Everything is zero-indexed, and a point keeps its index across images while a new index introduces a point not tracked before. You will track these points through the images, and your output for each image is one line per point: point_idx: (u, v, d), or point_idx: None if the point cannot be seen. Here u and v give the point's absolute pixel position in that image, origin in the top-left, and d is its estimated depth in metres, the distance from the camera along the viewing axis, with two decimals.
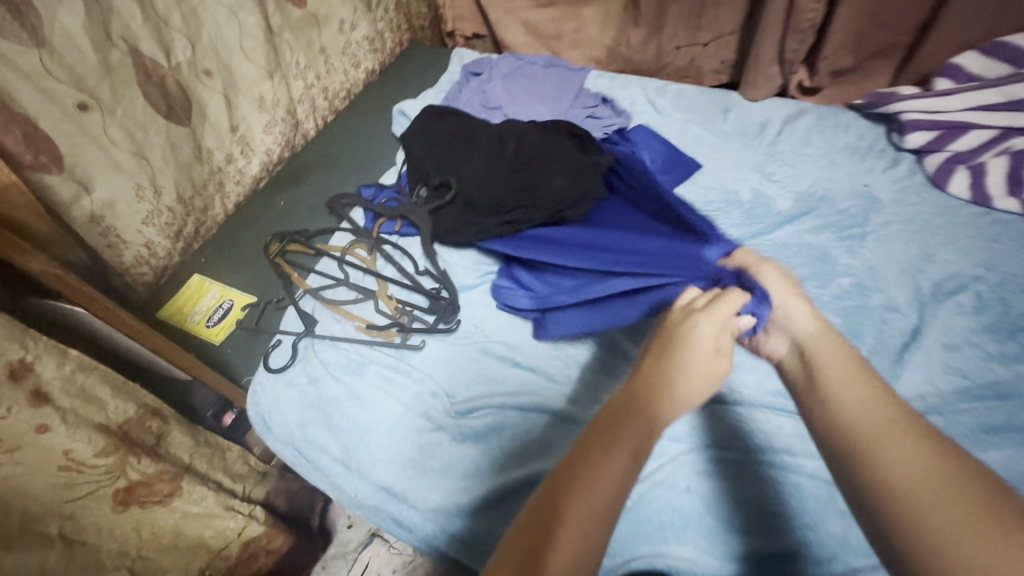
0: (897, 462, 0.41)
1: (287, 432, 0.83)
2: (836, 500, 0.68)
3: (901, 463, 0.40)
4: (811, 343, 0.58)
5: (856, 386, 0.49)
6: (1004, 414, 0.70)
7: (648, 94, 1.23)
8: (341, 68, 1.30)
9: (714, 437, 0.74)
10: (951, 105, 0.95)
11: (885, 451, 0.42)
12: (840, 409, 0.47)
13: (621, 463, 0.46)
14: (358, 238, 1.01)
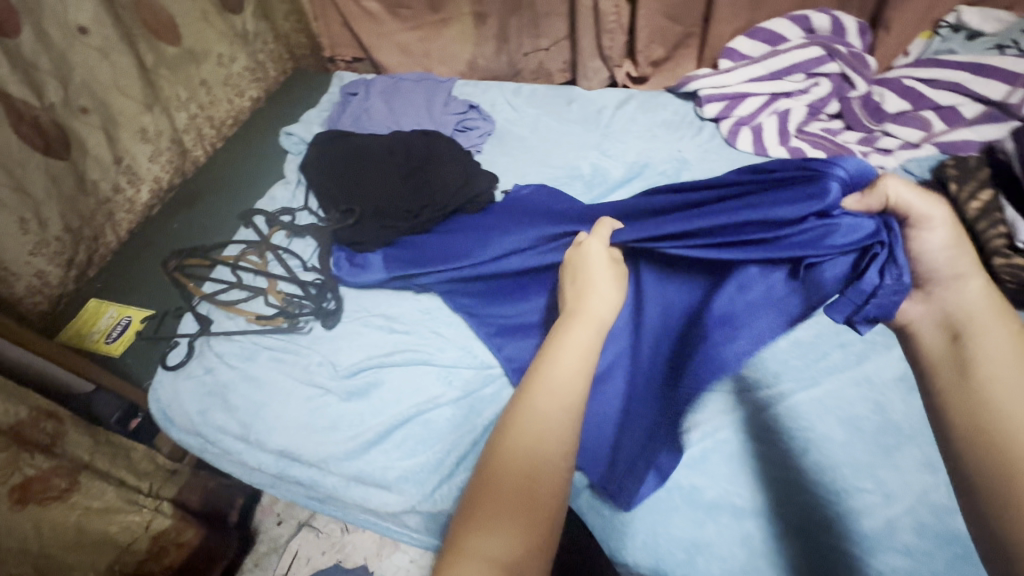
0: None
1: (187, 419, 0.90)
2: (891, 482, 0.69)
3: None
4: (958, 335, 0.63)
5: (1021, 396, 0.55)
6: None
7: (506, 96, 1.39)
8: (225, 97, 1.39)
9: (751, 432, 0.75)
10: (734, 80, 1.17)
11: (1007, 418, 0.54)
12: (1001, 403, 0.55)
13: (568, 369, 0.57)
14: (251, 246, 1.10)
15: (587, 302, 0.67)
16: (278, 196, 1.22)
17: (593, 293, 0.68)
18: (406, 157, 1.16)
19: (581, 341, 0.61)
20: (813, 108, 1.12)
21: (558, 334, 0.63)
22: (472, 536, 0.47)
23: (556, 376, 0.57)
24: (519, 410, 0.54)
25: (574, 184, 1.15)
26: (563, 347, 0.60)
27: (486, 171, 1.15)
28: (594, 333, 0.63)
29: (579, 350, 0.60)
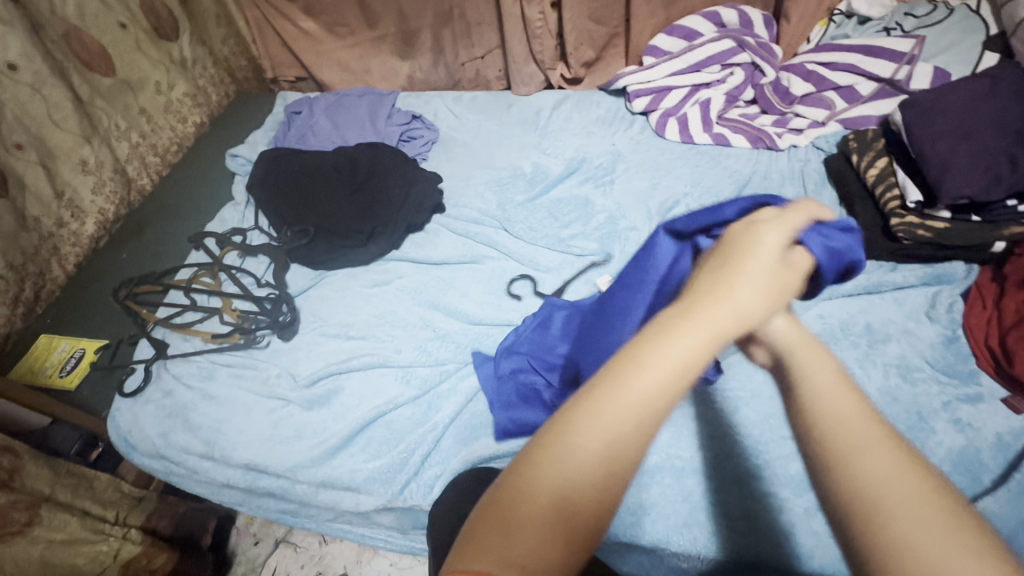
0: (871, 470, 0.33)
1: (149, 443, 0.91)
2: None
3: (909, 508, 0.31)
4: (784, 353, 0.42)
5: (875, 451, 0.34)
6: None
7: (448, 104, 1.44)
8: (167, 124, 1.39)
9: (712, 426, 0.78)
10: (657, 74, 1.24)
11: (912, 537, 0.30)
12: (866, 465, 0.33)
13: (659, 382, 0.34)
14: (202, 268, 1.11)
15: (667, 344, 0.36)
16: (229, 217, 1.23)
17: (730, 291, 0.40)
18: (351, 171, 1.20)
19: (681, 352, 0.36)
20: (731, 96, 1.20)
21: (659, 328, 0.37)
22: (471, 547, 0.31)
23: (626, 404, 0.34)
24: (569, 417, 0.34)
25: (517, 184, 1.20)
26: (659, 353, 0.35)
27: (431, 177, 1.19)
28: (705, 346, 0.37)
29: (677, 369, 0.35)
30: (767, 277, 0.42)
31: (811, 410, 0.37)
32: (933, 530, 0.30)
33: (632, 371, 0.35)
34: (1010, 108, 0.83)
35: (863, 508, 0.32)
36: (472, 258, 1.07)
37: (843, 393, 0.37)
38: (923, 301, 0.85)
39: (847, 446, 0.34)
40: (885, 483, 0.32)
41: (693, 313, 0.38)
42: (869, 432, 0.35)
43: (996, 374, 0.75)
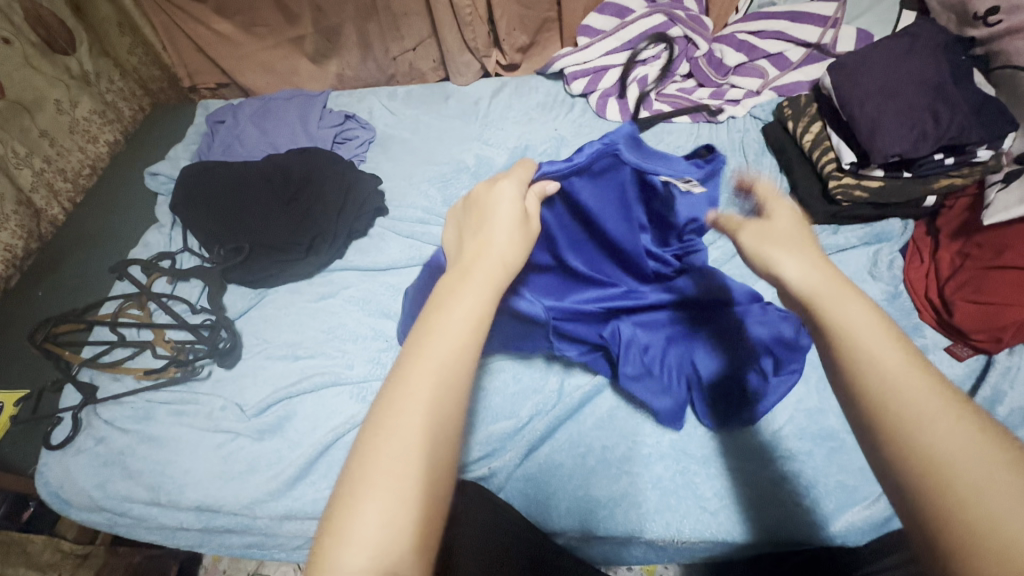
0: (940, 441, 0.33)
1: (85, 497, 0.83)
2: (818, 445, 0.74)
3: (981, 468, 0.31)
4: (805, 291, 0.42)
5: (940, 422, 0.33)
6: None
7: (382, 101, 1.38)
8: (75, 146, 1.25)
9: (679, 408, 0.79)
10: (592, 55, 1.22)
11: (978, 494, 0.30)
12: (918, 419, 0.34)
13: (455, 329, 0.41)
14: (128, 299, 1.02)
15: (451, 303, 0.43)
16: (155, 242, 1.14)
17: (490, 243, 0.49)
18: (284, 179, 1.13)
19: (470, 305, 0.43)
20: (667, 72, 1.20)
21: (446, 293, 0.45)
22: (348, 495, 0.36)
23: (432, 350, 0.40)
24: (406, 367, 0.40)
25: (462, 177, 1.16)
26: (450, 308, 0.43)
27: (371, 180, 1.13)
28: (486, 296, 0.45)
29: (469, 309, 0.43)
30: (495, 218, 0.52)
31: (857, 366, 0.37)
32: (993, 473, 0.31)
33: (434, 330, 0.41)
34: (929, 64, 0.84)
35: (932, 473, 0.32)
36: (420, 260, 1.03)
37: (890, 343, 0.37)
38: (866, 260, 0.86)
39: (901, 404, 0.34)
40: (947, 439, 0.32)
41: (467, 272, 0.46)
42: (931, 388, 0.35)
43: (939, 326, 0.78)
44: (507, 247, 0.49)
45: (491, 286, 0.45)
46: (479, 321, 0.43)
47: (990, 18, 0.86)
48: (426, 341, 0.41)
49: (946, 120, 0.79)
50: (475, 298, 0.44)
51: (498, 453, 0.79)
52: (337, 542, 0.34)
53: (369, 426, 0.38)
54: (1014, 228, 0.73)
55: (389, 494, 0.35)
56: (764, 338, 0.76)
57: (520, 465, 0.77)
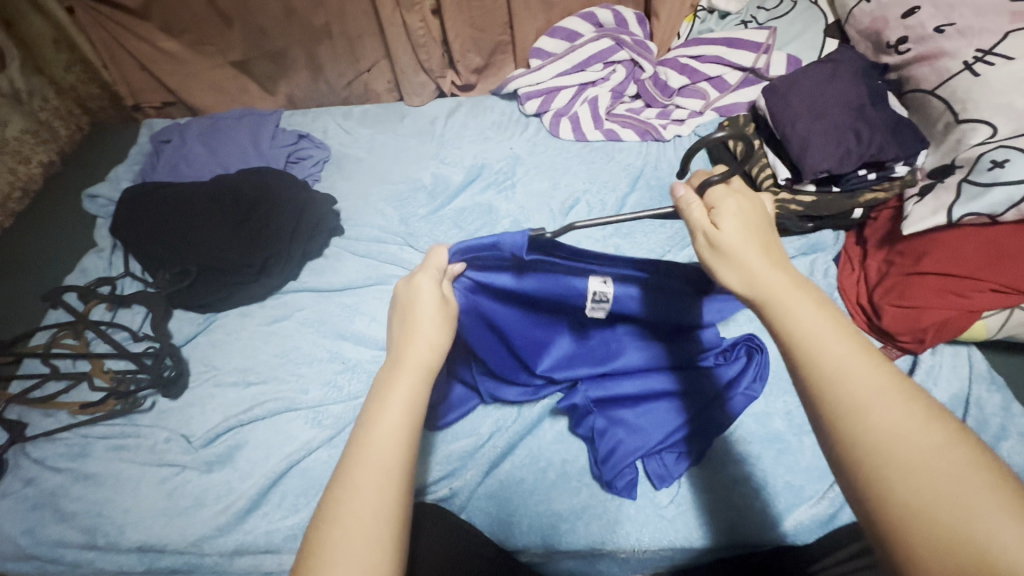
0: (883, 423, 0.37)
1: (10, 544, 0.77)
2: (766, 449, 0.77)
3: (922, 454, 0.35)
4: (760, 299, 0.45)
5: (882, 405, 0.37)
6: None
7: (337, 120, 1.37)
8: (4, 167, 1.18)
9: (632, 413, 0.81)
10: (545, 76, 1.26)
11: (915, 479, 0.34)
12: (869, 414, 0.37)
13: (392, 423, 0.46)
14: (62, 328, 0.96)
15: (391, 403, 0.47)
16: (94, 266, 1.09)
17: (415, 335, 0.54)
18: (234, 201, 1.10)
19: (404, 396, 0.48)
20: (615, 93, 1.25)
21: (383, 389, 0.49)
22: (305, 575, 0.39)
23: (379, 438, 0.45)
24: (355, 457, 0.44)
25: (419, 197, 1.17)
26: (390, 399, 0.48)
27: (325, 200, 1.12)
28: (418, 386, 0.49)
29: (406, 399, 0.48)
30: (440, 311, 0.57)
31: (816, 368, 0.40)
32: (930, 456, 0.35)
33: (371, 429, 0.46)
34: (850, 88, 0.91)
35: (880, 463, 0.36)
36: (377, 279, 1.02)
37: (841, 341, 0.41)
38: (805, 270, 0.91)
39: (854, 403, 0.38)
40: (893, 431, 0.36)
41: (398, 368, 0.51)
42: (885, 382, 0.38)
43: (871, 329, 0.83)
44: (431, 338, 0.54)
45: (420, 376, 0.50)
46: (415, 411, 0.48)
47: (901, 47, 0.94)
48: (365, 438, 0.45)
49: (867, 139, 0.86)
50: (409, 392, 0.48)
51: (458, 473, 0.78)
52: None
53: (326, 523, 0.41)
54: (930, 236, 0.79)
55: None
56: (722, 379, 0.79)
57: (480, 484, 0.77)
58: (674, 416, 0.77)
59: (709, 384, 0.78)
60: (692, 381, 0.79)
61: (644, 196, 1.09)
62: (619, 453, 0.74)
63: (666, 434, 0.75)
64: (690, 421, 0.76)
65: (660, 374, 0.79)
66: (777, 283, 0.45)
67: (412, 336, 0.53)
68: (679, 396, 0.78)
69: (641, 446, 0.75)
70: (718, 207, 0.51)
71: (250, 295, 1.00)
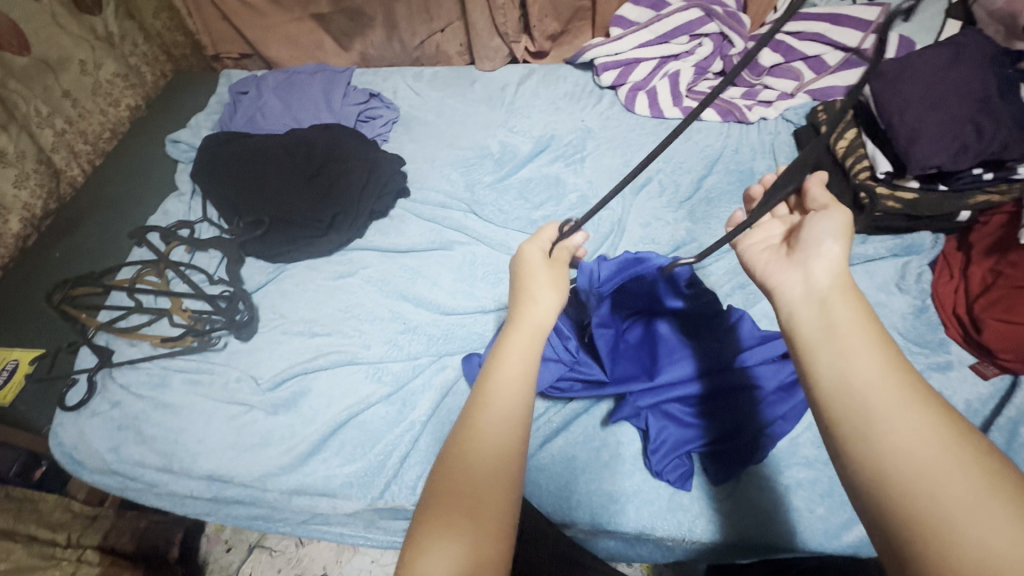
0: (909, 435, 0.37)
1: (98, 459, 0.84)
2: None
3: (946, 477, 0.34)
4: (817, 303, 0.46)
5: (913, 421, 0.37)
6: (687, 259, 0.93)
7: (407, 81, 1.36)
8: (96, 108, 1.24)
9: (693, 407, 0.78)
10: (625, 46, 1.20)
11: (954, 496, 0.34)
12: (884, 432, 0.37)
13: (515, 369, 0.50)
14: (146, 265, 1.02)
15: (511, 354, 0.51)
16: (175, 209, 1.14)
17: (536, 299, 0.56)
18: (307, 155, 1.12)
19: (521, 352, 0.51)
20: (699, 68, 1.18)
21: (507, 343, 0.53)
22: (420, 533, 0.41)
23: (498, 393, 0.48)
24: (470, 420, 0.47)
25: (485, 164, 1.15)
26: (508, 363, 0.50)
27: (393, 160, 1.12)
28: (532, 343, 0.53)
29: (518, 375, 0.50)
30: (557, 279, 0.58)
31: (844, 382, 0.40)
32: (960, 481, 0.34)
33: (496, 375, 0.49)
34: (975, 76, 0.82)
35: (907, 479, 0.35)
36: (441, 244, 1.02)
37: (873, 359, 0.41)
38: (894, 272, 0.85)
39: (879, 408, 0.38)
40: (917, 449, 0.36)
41: (515, 322, 0.54)
42: (902, 394, 0.39)
43: (966, 342, 0.77)
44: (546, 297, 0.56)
45: (537, 336, 0.54)
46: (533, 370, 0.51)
47: None
48: (481, 404, 0.48)
49: (988, 135, 0.78)
50: (528, 352, 0.52)
51: None
52: (418, 536, 0.41)
53: (453, 450, 0.46)
54: None
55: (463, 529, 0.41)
56: (779, 380, 0.75)
57: (532, 455, 0.78)
58: (732, 416, 0.73)
59: (767, 375, 0.75)
60: (748, 377, 0.75)
61: (721, 180, 1.03)
62: (669, 445, 0.73)
63: (721, 433, 0.72)
64: (756, 412, 0.73)
65: (722, 375, 0.75)
66: (827, 286, 0.46)
67: (524, 299, 0.56)
68: (741, 390, 0.74)
69: (695, 438, 0.73)
70: (818, 234, 0.51)
71: (322, 246, 1.02)
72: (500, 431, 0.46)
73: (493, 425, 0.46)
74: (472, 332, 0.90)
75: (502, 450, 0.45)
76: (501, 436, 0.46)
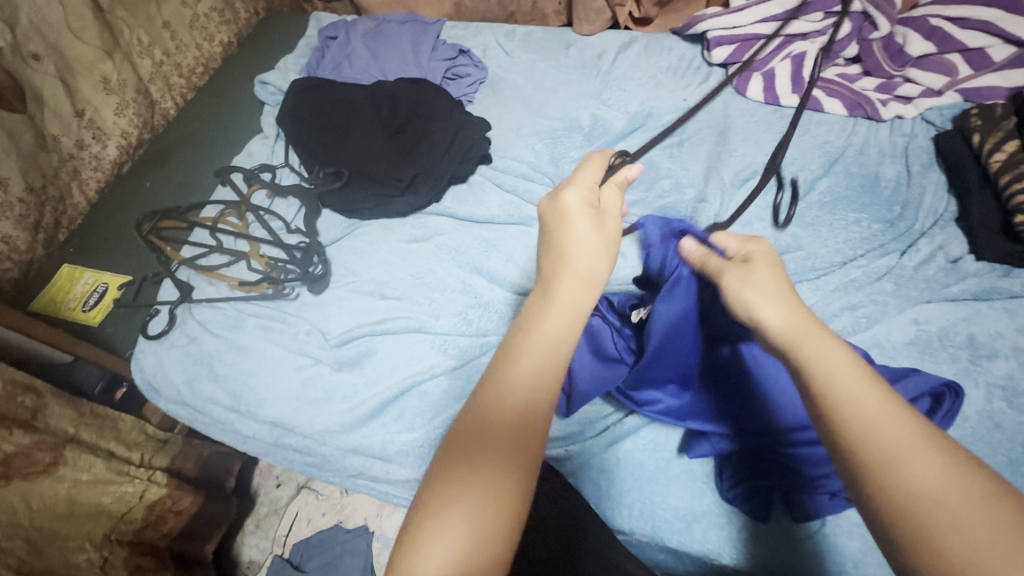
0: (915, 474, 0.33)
1: (174, 390, 0.87)
2: None
3: (962, 520, 0.31)
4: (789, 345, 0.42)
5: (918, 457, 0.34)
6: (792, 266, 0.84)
7: (499, 39, 1.29)
8: (192, 42, 1.24)
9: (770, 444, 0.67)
10: (746, 19, 1.08)
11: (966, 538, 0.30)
12: (898, 473, 0.33)
13: (538, 355, 0.43)
14: (229, 207, 1.03)
15: (536, 331, 0.44)
16: (259, 152, 1.14)
17: (566, 260, 0.48)
18: (391, 109, 1.08)
19: (553, 330, 0.44)
20: (830, 52, 1.04)
21: (531, 315, 0.46)
22: (418, 526, 0.37)
23: (511, 384, 0.41)
24: (475, 412, 0.41)
25: (573, 137, 1.08)
26: (530, 346, 0.43)
27: (477, 124, 1.07)
28: (569, 319, 0.46)
29: (542, 363, 0.43)
30: (602, 237, 0.50)
31: (853, 436, 0.35)
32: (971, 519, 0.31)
33: (515, 362, 0.42)
34: None
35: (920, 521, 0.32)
36: (520, 219, 0.98)
37: (869, 389, 0.37)
38: None
39: (878, 444, 0.35)
40: (926, 486, 0.32)
41: (546, 296, 0.47)
42: (915, 437, 0.35)
43: None
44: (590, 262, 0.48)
45: (572, 313, 0.46)
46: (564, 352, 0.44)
47: None
48: (491, 396, 0.41)
49: None
50: (562, 330, 0.45)
51: (578, 437, 0.77)
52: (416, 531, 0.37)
53: (452, 447, 0.40)
54: None
55: (470, 511, 0.36)
56: None
57: (596, 454, 0.74)
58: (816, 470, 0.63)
59: None
60: None
61: (839, 183, 0.92)
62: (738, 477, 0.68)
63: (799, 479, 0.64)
64: (798, 470, 0.63)
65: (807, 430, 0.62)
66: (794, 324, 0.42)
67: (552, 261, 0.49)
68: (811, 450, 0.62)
69: (772, 478, 0.66)
70: (753, 291, 0.46)
71: (398, 206, 0.99)
72: (510, 421, 0.40)
73: (502, 418, 0.40)
74: None
75: (512, 443, 0.40)
76: (510, 425, 0.40)
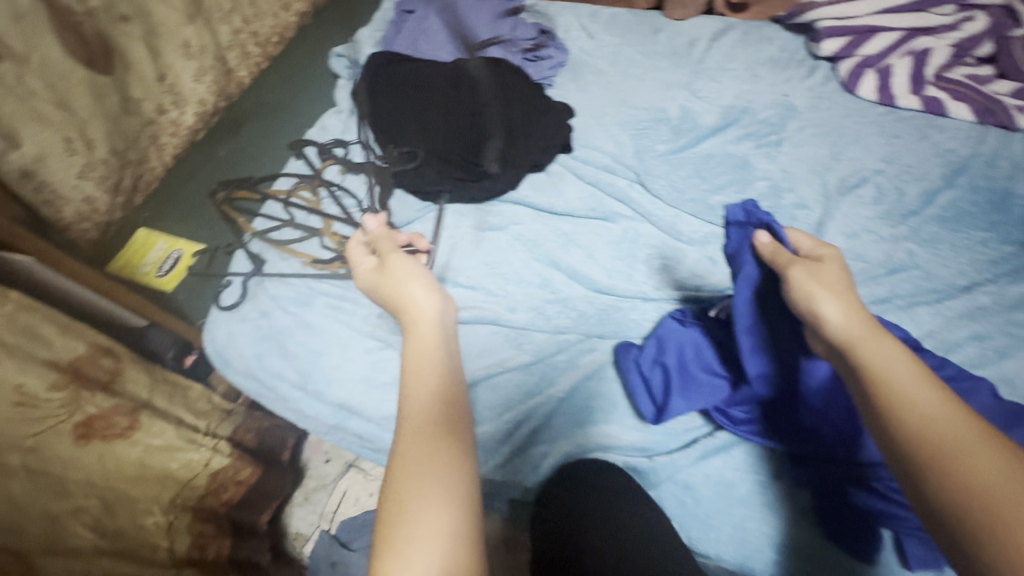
0: (978, 470, 0.36)
1: (243, 363, 0.87)
2: None
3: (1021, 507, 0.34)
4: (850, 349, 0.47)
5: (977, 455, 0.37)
6: (910, 284, 0.76)
7: (582, 20, 1.22)
8: (270, 10, 1.21)
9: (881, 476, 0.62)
10: (862, 10, 1.01)
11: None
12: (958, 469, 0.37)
13: (419, 391, 0.49)
14: (302, 181, 1.02)
15: (412, 371, 0.50)
16: (332, 126, 1.11)
17: (412, 300, 0.56)
18: (469, 88, 1.04)
19: (429, 363, 0.51)
20: (959, 49, 0.96)
21: (412, 357, 0.52)
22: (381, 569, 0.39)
23: (410, 416, 0.47)
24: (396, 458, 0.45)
25: (660, 129, 1.02)
26: (414, 384, 0.49)
27: (555, 108, 1.02)
28: (435, 345, 0.53)
29: (427, 392, 0.48)
30: (414, 275, 0.59)
31: (897, 418, 0.41)
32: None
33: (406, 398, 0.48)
34: None
35: (978, 515, 0.35)
36: (601, 214, 0.93)
37: (928, 394, 0.41)
38: None
39: (938, 444, 0.38)
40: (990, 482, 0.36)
41: (410, 335, 0.54)
42: (972, 435, 0.38)
43: None
44: (418, 296, 0.57)
45: (439, 342, 0.53)
46: (443, 373, 0.51)
47: None
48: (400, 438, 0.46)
49: None
50: (430, 353, 0.52)
51: (661, 449, 0.71)
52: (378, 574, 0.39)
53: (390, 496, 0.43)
54: None
55: (418, 516, 0.41)
56: None
57: (683, 469, 0.69)
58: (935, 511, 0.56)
59: None
60: None
61: (964, 197, 0.83)
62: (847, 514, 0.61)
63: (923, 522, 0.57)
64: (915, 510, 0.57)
65: None
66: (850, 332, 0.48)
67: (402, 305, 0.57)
68: None
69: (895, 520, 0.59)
70: (810, 294, 0.52)
71: (478, 188, 0.96)
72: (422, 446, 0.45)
73: (415, 445, 0.45)
74: (625, 319, 0.81)
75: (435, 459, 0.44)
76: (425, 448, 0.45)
